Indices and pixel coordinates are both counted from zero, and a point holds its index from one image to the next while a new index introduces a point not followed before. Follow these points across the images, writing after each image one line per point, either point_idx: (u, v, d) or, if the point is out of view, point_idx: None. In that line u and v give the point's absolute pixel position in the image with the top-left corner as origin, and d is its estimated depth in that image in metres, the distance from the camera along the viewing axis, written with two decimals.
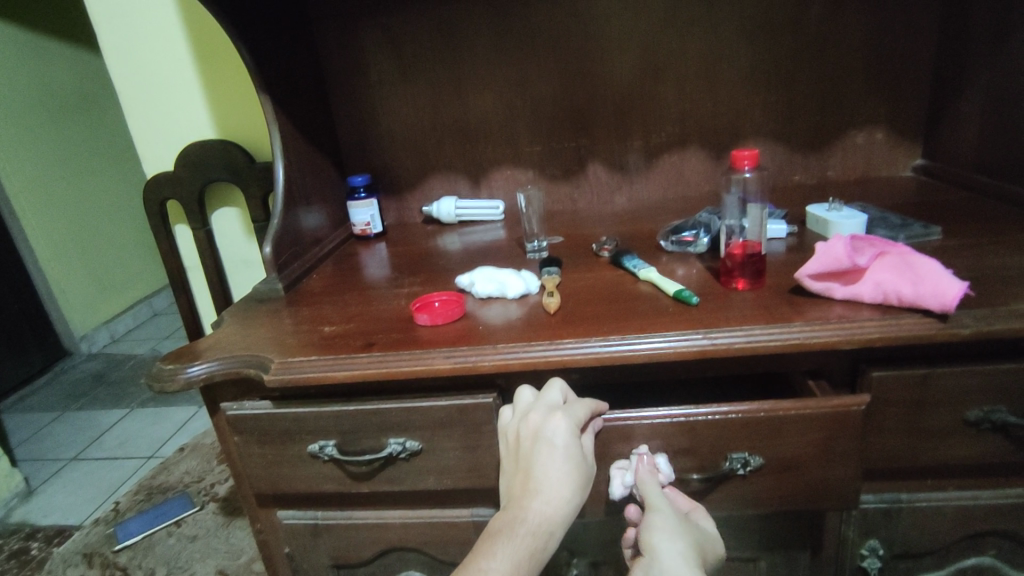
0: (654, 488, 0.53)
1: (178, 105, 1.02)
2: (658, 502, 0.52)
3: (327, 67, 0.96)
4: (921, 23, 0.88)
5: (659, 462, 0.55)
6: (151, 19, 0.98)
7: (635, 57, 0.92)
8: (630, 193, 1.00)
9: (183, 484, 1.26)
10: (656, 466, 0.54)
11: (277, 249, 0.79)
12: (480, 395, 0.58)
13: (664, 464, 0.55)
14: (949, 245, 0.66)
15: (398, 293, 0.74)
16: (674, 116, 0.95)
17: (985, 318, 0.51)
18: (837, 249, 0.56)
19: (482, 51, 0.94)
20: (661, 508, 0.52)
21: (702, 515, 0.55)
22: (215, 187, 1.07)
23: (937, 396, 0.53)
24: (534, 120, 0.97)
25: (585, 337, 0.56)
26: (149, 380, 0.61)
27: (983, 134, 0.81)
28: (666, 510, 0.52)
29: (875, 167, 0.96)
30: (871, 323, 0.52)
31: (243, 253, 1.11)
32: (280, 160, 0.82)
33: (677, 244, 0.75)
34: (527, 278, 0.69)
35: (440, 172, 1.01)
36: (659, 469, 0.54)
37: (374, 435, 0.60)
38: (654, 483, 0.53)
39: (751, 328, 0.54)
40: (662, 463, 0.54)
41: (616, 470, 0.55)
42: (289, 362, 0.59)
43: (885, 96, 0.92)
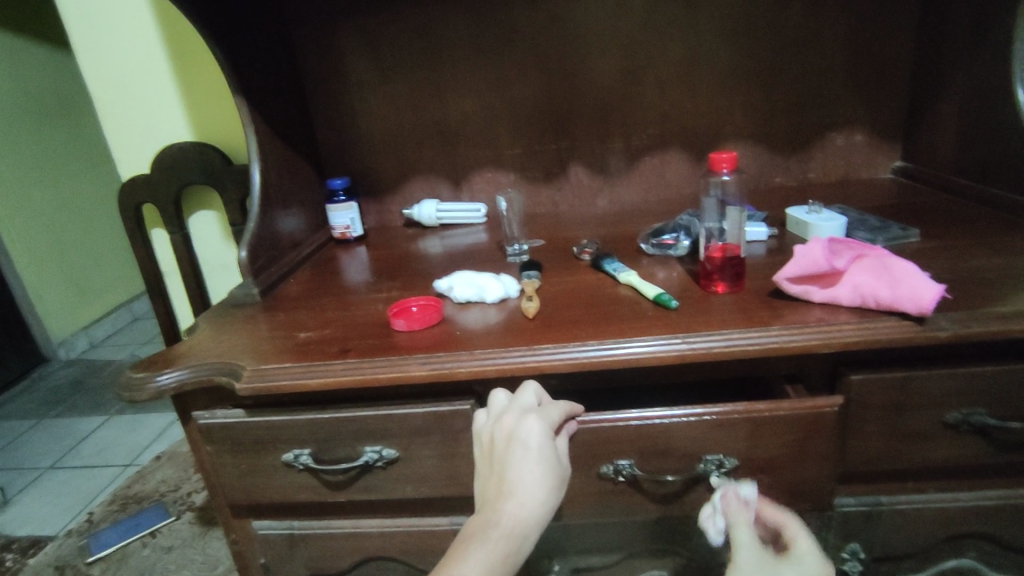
0: (744, 527, 0.48)
1: (152, 106, 1.00)
2: (743, 554, 0.46)
3: (306, 68, 0.94)
4: (899, 27, 0.89)
5: (743, 492, 0.50)
6: (125, 19, 0.96)
7: (616, 59, 0.92)
8: (612, 196, 1.00)
9: (160, 494, 1.24)
10: (743, 499, 0.50)
11: (253, 254, 0.77)
12: (457, 402, 0.57)
13: (751, 494, 0.51)
14: (927, 247, 0.66)
15: (377, 298, 0.73)
16: (655, 119, 0.95)
17: (961, 321, 0.51)
18: (815, 252, 0.56)
19: (462, 52, 0.93)
20: (746, 559, 0.46)
21: (798, 532, 0.48)
22: (191, 191, 1.05)
23: (915, 399, 0.53)
24: (516, 122, 0.96)
25: (563, 342, 0.55)
26: (118, 389, 0.60)
27: (961, 137, 0.82)
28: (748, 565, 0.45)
29: (856, 170, 0.97)
30: (848, 326, 0.52)
31: (221, 257, 1.09)
32: (256, 163, 0.80)
33: (657, 247, 0.74)
34: (506, 282, 0.68)
35: (421, 174, 1.00)
36: (745, 498, 0.50)
37: (348, 442, 0.59)
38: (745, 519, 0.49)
39: (730, 332, 0.53)
40: (745, 492, 0.50)
41: (704, 519, 0.51)
42: (261, 370, 0.58)
43: (864, 99, 0.93)
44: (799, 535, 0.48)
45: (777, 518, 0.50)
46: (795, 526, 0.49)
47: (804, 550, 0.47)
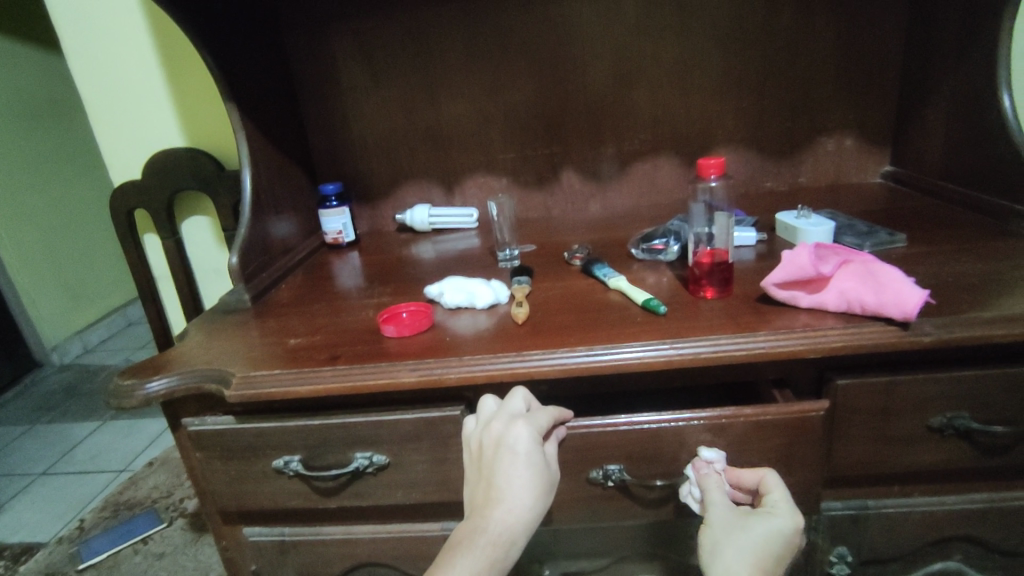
0: (715, 487, 0.51)
1: (144, 112, 1.00)
2: (714, 511, 0.49)
3: (298, 74, 0.95)
4: (887, 33, 0.89)
5: (703, 455, 0.53)
6: (117, 25, 0.96)
7: (607, 64, 0.93)
8: (604, 201, 1.00)
9: (152, 500, 1.23)
10: (706, 461, 0.53)
11: (244, 260, 0.77)
12: (447, 408, 0.57)
13: (711, 454, 0.53)
14: (913, 252, 0.67)
15: (368, 303, 0.73)
16: (646, 124, 0.96)
17: (945, 326, 0.51)
18: (802, 258, 0.56)
19: (454, 58, 0.93)
20: (717, 515, 0.49)
21: (770, 486, 0.51)
22: (184, 196, 1.05)
23: (901, 403, 0.54)
24: (508, 127, 0.97)
25: (552, 348, 0.56)
26: (107, 396, 0.60)
27: (947, 142, 0.83)
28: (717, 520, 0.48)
29: (845, 174, 0.97)
30: (834, 331, 0.53)
31: (213, 262, 1.09)
32: (248, 168, 0.80)
33: (647, 252, 0.75)
34: (497, 288, 0.68)
35: (413, 179, 1.00)
36: (708, 460, 0.53)
37: (338, 449, 0.59)
38: (715, 481, 0.51)
39: (717, 337, 0.54)
40: (706, 455, 0.53)
41: (683, 496, 0.53)
42: (251, 377, 0.58)
43: (853, 104, 0.93)
44: (773, 485, 0.51)
45: (752, 474, 0.53)
46: (768, 478, 0.51)
47: (778, 497, 0.50)
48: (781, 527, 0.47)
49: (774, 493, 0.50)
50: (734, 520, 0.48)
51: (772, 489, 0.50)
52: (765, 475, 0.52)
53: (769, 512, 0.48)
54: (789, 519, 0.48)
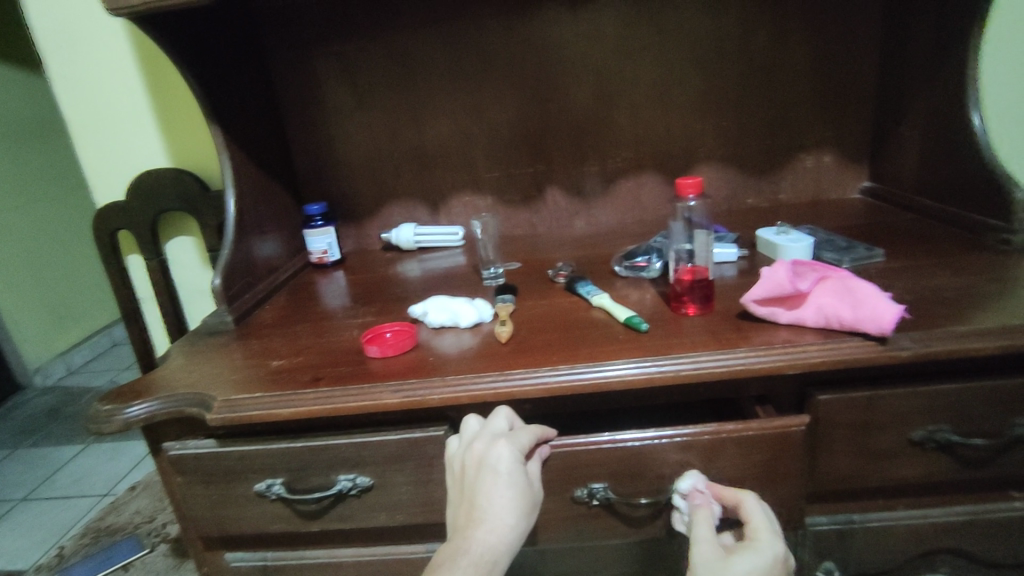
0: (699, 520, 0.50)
1: (128, 133, 1.00)
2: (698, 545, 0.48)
3: (283, 95, 0.95)
4: (861, 52, 0.92)
5: (681, 489, 0.54)
6: (101, 47, 0.96)
7: (589, 84, 0.94)
8: (589, 218, 1.01)
9: (134, 525, 1.21)
10: (685, 494, 0.53)
11: (227, 281, 0.77)
12: (431, 428, 0.57)
13: (690, 485, 0.53)
14: (891, 267, 0.68)
15: (352, 323, 0.73)
16: (630, 142, 0.97)
17: (921, 340, 0.52)
18: (779, 274, 0.57)
19: (438, 79, 0.94)
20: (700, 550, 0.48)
21: (749, 509, 0.50)
22: (168, 216, 1.05)
23: (881, 418, 0.54)
24: (492, 145, 0.97)
25: (535, 367, 0.56)
26: (86, 422, 0.59)
27: (922, 158, 0.84)
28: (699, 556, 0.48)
29: (825, 190, 0.99)
30: (813, 347, 0.53)
31: (198, 283, 1.08)
32: (231, 190, 0.80)
33: (630, 270, 0.75)
34: (481, 306, 0.68)
35: (399, 199, 1.01)
36: (688, 491, 0.53)
37: (322, 471, 0.58)
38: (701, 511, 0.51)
39: (698, 354, 0.54)
40: (684, 487, 0.53)
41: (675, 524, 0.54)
42: (232, 400, 0.58)
43: (831, 121, 0.95)
44: (753, 510, 0.50)
45: (733, 495, 0.52)
46: (749, 501, 0.51)
47: (757, 523, 0.49)
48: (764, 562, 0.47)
49: (755, 519, 0.50)
50: (716, 555, 0.47)
51: (753, 514, 0.50)
52: (746, 499, 0.51)
53: (752, 547, 0.48)
54: (768, 550, 0.48)
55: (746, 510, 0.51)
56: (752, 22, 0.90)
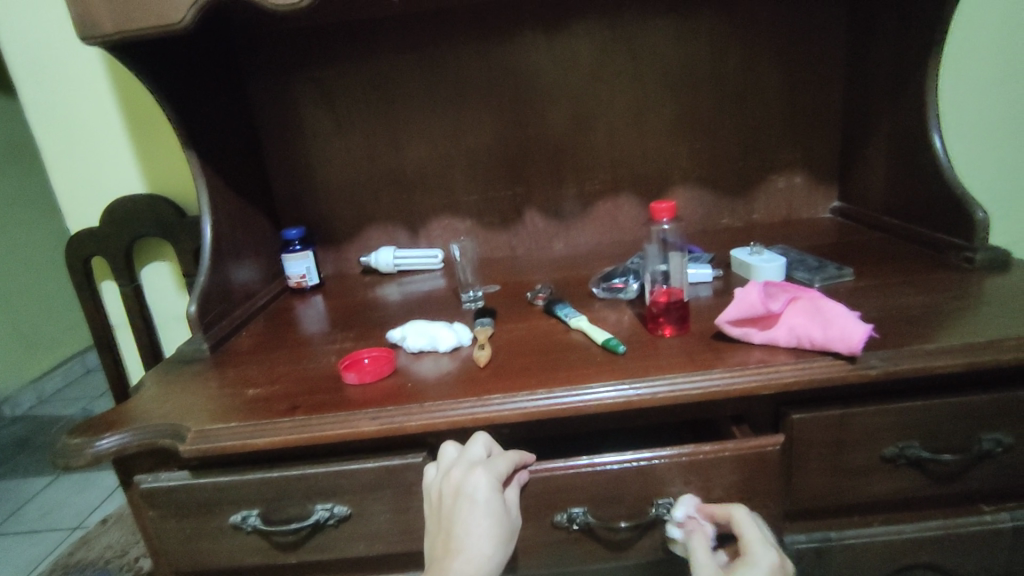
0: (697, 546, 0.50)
1: (104, 159, 1.00)
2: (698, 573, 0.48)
3: (261, 120, 0.96)
4: (827, 77, 0.95)
5: (675, 518, 0.53)
6: (76, 74, 0.96)
7: (565, 109, 0.96)
8: (567, 239, 1.02)
9: (106, 559, 1.18)
10: (680, 521, 0.53)
11: (203, 308, 0.76)
12: (409, 455, 0.56)
13: (681, 512, 0.53)
14: (860, 286, 0.69)
15: (330, 349, 0.72)
16: (606, 164, 0.98)
17: (890, 358, 0.53)
18: (752, 295, 0.58)
19: (416, 104, 0.95)
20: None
21: (738, 522, 0.51)
22: (144, 242, 1.04)
23: (854, 435, 0.55)
24: (470, 169, 0.98)
25: (513, 392, 0.56)
26: (54, 456, 0.57)
27: (889, 179, 0.87)
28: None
29: (797, 210, 1.01)
30: (785, 367, 0.54)
31: (174, 309, 1.07)
32: (207, 216, 0.80)
33: (608, 291, 0.76)
34: (459, 330, 0.68)
35: (378, 222, 1.01)
36: (682, 518, 0.53)
37: (299, 501, 0.58)
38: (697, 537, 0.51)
39: (674, 376, 0.55)
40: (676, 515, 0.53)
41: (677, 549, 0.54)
42: (206, 431, 0.57)
43: (800, 144, 0.98)
44: (744, 524, 0.51)
45: (723, 511, 0.53)
46: (740, 515, 0.51)
47: (750, 534, 0.50)
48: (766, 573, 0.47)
49: (748, 533, 0.50)
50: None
51: (746, 528, 0.50)
52: (735, 512, 0.52)
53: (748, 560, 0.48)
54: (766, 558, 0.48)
55: (738, 524, 0.51)
56: (722, 49, 0.93)
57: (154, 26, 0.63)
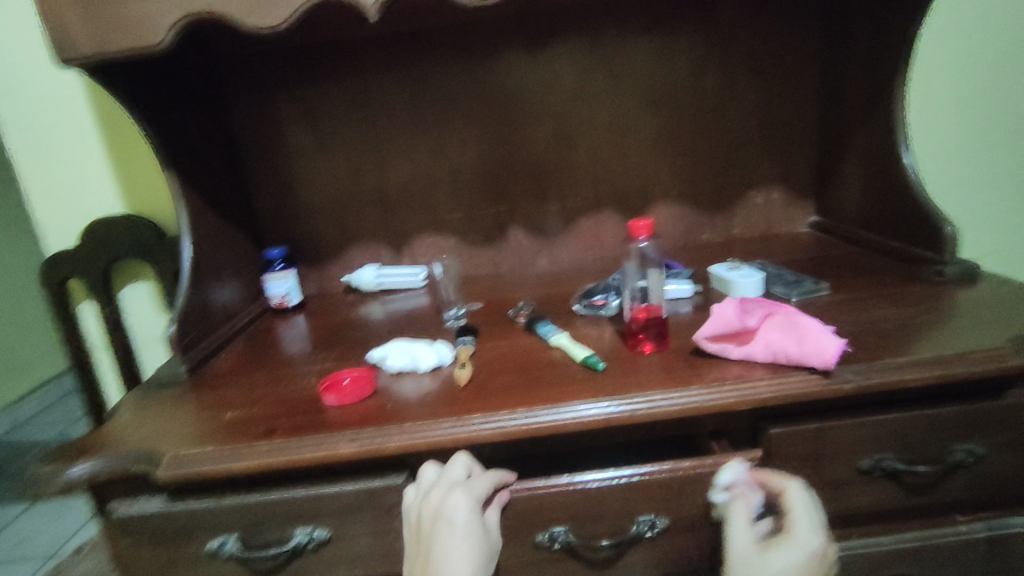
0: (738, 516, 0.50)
1: (83, 180, 0.99)
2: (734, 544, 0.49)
3: (243, 141, 0.96)
4: (801, 96, 0.97)
5: (722, 483, 0.52)
6: (55, 95, 0.95)
7: (546, 128, 0.97)
8: (551, 256, 1.03)
9: None
10: (726, 486, 0.52)
11: (182, 329, 0.75)
12: (390, 476, 0.56)
13: (731, 477, 0.52)
14: (836, 300, 0.70)
15: (311, 370, 0.72)
16: (587, 182, 0.99)
17: (865, 372, 0.54)
18: (728, 312, 0.59)
19: (397, 123, 0.96)
20: (740, 547, 0.48)
21: (792, 497, 0.50)
22: (123, 263, 1.03)
23: (831, 449, 0.55)
24: (453, 187, 0.99)
25: (493, 411, 0.56)
26: (25, 484, 0.56)
27: (863, 194, 0.88)
28: (741, 551, 0.48)
29: (775, 225, 1.03)
30: (762, 382, 0.55)
31: (154, 330, 1.06)
32: (187, 237, 0.79)
33: (589, 308, 0.77)
34: (440, 349, 0.68)
35: (361, 241, 1.01)
36: (729, 482, 0.53)
37: (277, 525, 0.57)
38: (740, 505, 0.51)
39: (653, 393, 0.55)
40: (724, 481, 0.52)
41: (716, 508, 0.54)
42: (183, 455, 0.56)
43: (777, 161, 1.00)
44: (795, 501, 0.50)
45: (777, 483, 0.51)
46: (794, 491, 0.50)
47: (799, 514, 0.49)
48: (803, 558, 0.47)
49: (797, 510, 0.49)
50: (753, 551, 0.48)
51: (796, 505, 0.49)
52: (788, 488, 0.50)
53: (790, 542, 0.48)
54: (809, 544, 0.47)
55: (788, 498, 0.50)
56: (699, 68, 0.95)
57: (132, 48, 0.63)
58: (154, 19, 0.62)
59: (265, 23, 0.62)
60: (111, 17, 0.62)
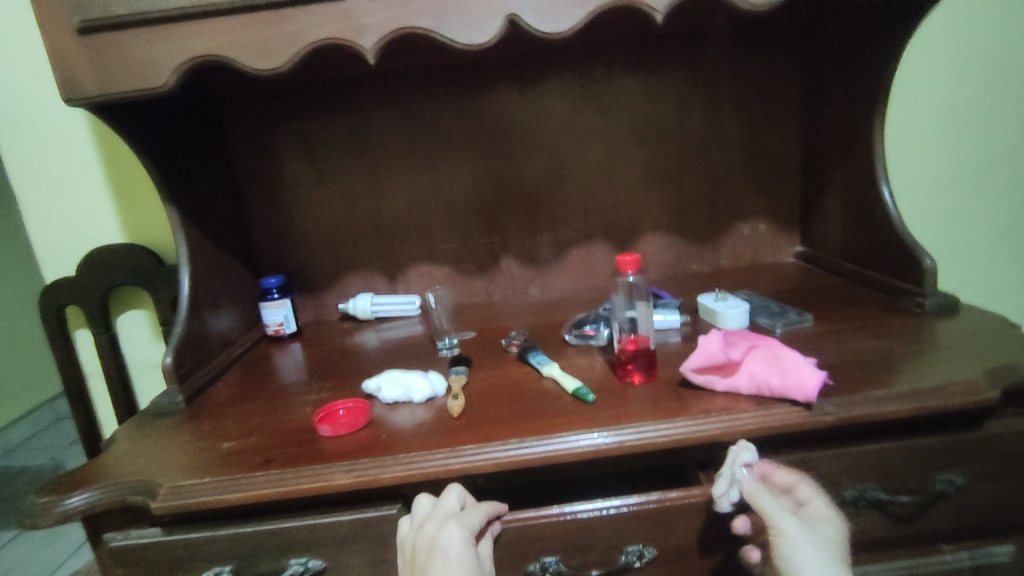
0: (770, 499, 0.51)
1: (83, 210, 1.01)
2: (783, 526, 0.50)
3: (243, 173, 0.98)
4: (784, 132, 1.00)
5: (745, 462, 0.52)
6: (58, 127, 0.97)
7: (539, 161, 0.99)
8: (543, 285, 1.05)
9: None
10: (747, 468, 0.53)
11: (179, 359, 0.76)
12: (384, 506, 0.57)
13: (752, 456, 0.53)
14: (819, 331, 0.72)
15: (307, 400, 0.73)
16: (579, 213, 1.02)
17: (845, 405, 0.56)
18: (713, 344, 0.63)
19: (394, 156, 0.99)
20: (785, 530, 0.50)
21: (809, 488, 0.53)
22: (121, 291, 1.04)
23: (816, 479, 0.57)
24: (448, 218, 1.01)
25: (485, 442, 0.57)
26: (21, 515, 0.57)
27: (845, 227, 0.91)
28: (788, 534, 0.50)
29: (762, 255, 1.05)
30: (746, 414, 0.56)
31: (150, 358, 1.07)
32: (185, 268, 0.80)
33: (580, 338, 0.78)
34: (434, 380, 0.70)
35: (358, 270, 1.03)
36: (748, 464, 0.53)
37: (272, 556, 0.57)
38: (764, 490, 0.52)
39: (641, 424, 0.56)
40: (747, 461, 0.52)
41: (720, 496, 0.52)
42: (180, 487, 0.57)
43: (762, 193, 1.03)
44: (813, 493, 0.53)
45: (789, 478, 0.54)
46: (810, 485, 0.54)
47: (820, 508, 0.52)
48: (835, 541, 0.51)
49: (816, 501, 0.53)
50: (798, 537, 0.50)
51: (814, 498, 0.53)
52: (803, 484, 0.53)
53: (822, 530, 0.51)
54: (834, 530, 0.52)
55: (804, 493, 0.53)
56: (685, 105, 0.98)
57: (138, 88, 0.65)
58: (159, 62, 0.64)
59: (266, 65, 0.64)
60: (116, 60, 0.64)
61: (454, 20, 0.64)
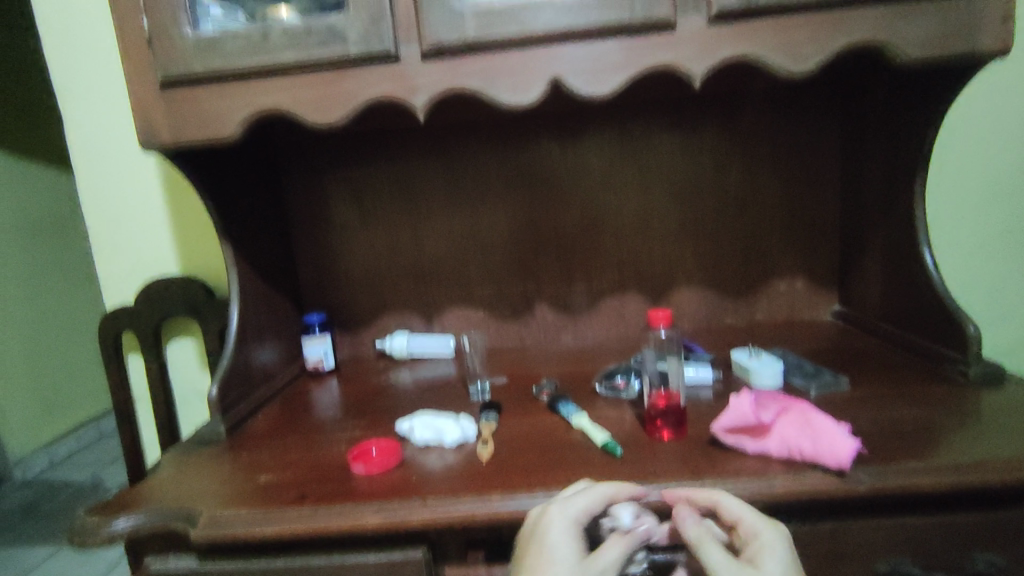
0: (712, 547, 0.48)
1: (146, 242, 1.07)
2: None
3: (295, 214, 1.03)
4: (823, 191, 1.01)
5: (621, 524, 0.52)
6: (130, 165, 1.05)
7: (576, 211, 1.02)
8: (576, 332, 1.06)
9: None
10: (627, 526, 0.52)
11: (224, 390, 0.80)
12: (410, 549, 0.58)
13: (628, 510, 0.52)
14: (855, 396, 0.71)
15: (341, 437, 0.75)
16: (613, 263, 1.04)
17: (879, 474, 0.55)
18: (744, 405, 0.63)
19: (436, 202, 1.03)
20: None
21: (731, 500, 0.51)
22: (174, 320, 1.09)
23: (848, 550, 0.56)
24: (485, 263, 1.04)
25: (512, 491, 0.58)
26: (71, 533, 0.60)
27: (884, 288, 0.90)
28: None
29: (799, 312, 1.04)
30: (776, 478, 0.56)
31: (195, 385, 1.11)
32: (235, 302, 0.85)
33: (610, 390, 0.79)
34: (465, 424, 0.71)
35: (397, 309, 1.06)
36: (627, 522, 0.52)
37: None
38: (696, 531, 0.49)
39: (669, 482, 0.56)
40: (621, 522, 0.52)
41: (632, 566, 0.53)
42: (218, 517, 0.59)
43: (799, 250, 1.03)
44: (733, 506, 0.51)
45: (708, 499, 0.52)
46: (726, 499, 0.51)
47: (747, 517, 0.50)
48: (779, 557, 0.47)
49: (743, 513, 0.50)
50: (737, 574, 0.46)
51: (738, 510, 0.51)
52: (722, 502, 0.51)
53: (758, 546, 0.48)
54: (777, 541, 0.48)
55: (729, 509, 0.51)
56: (722, 161, 1.00)
57: (205, 137, 0.70)
58: (228, 115, 0.70)
59: (325, 119, 0.69)
60: (191, 112, 0.70)
61: (501, 81, 0.67)
